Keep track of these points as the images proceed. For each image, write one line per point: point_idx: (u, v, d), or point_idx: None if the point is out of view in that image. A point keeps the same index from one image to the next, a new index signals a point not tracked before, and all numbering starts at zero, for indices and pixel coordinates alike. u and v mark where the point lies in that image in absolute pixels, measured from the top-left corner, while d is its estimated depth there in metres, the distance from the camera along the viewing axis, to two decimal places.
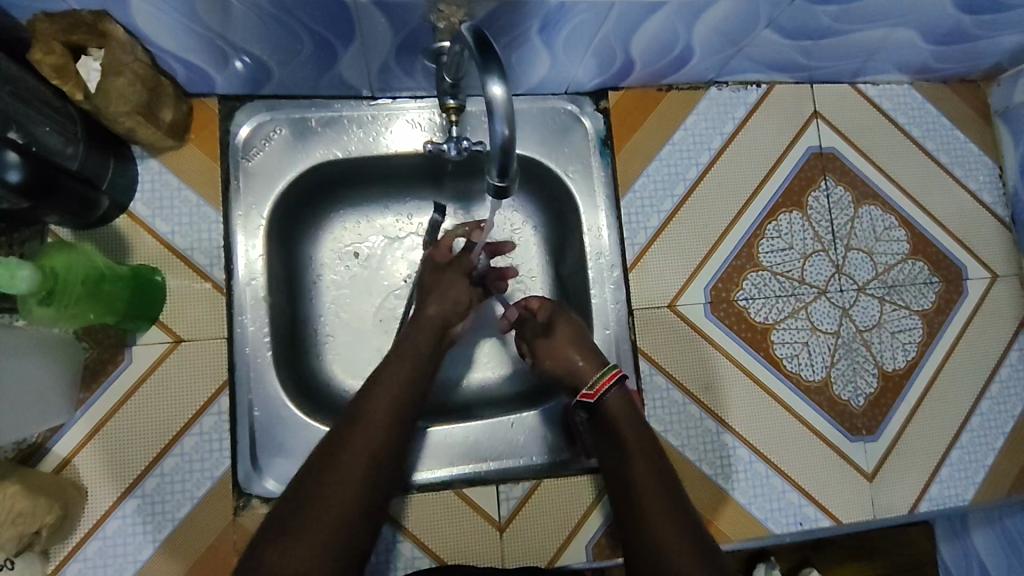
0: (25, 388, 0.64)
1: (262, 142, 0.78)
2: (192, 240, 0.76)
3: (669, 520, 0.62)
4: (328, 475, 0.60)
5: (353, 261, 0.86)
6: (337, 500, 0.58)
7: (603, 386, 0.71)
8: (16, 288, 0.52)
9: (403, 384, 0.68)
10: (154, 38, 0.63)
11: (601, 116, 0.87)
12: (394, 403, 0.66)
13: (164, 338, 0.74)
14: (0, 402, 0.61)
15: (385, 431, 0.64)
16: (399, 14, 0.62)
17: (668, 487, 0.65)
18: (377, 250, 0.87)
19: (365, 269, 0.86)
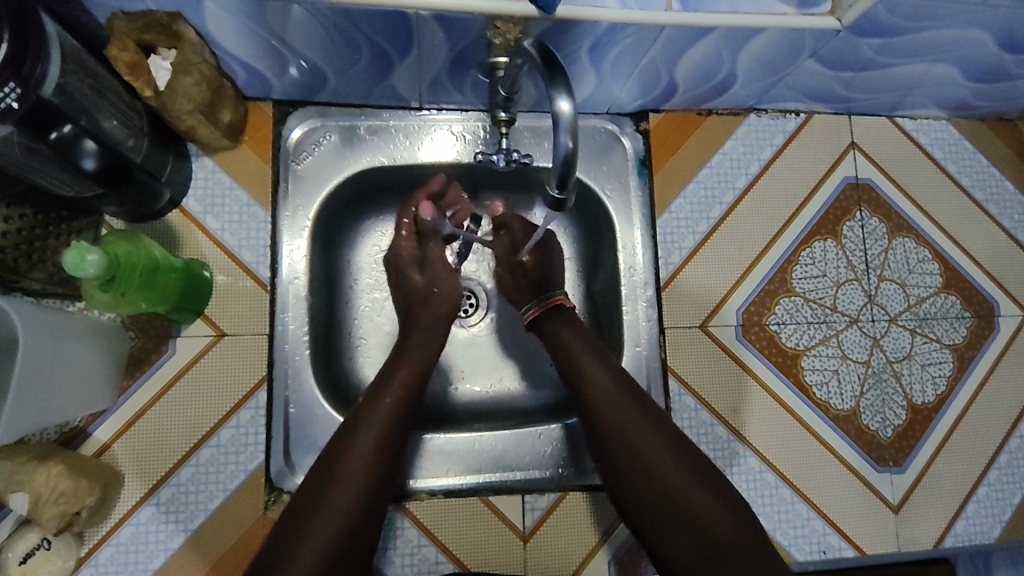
0: (74, 372, 0.66)
1: (312, 146, 0.81)
2: (240, 238, 0.79)
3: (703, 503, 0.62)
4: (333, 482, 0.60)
5: None
6: (344, 497, 0.60)
7: (532, 311, 0.77)
8: (84, 271, 0.55)
9: (402, 377, 0.69)
10: (221, 41, 0.66)
11: (641, 137, 0.88)
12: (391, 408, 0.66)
13: (207, 332, 0.76)
14: (53, 384, 0.63)
15: (387, 425, 0.65)
16: (458, 28, 0.65)
17: (688, 462, 0.65)
18: None
19: None
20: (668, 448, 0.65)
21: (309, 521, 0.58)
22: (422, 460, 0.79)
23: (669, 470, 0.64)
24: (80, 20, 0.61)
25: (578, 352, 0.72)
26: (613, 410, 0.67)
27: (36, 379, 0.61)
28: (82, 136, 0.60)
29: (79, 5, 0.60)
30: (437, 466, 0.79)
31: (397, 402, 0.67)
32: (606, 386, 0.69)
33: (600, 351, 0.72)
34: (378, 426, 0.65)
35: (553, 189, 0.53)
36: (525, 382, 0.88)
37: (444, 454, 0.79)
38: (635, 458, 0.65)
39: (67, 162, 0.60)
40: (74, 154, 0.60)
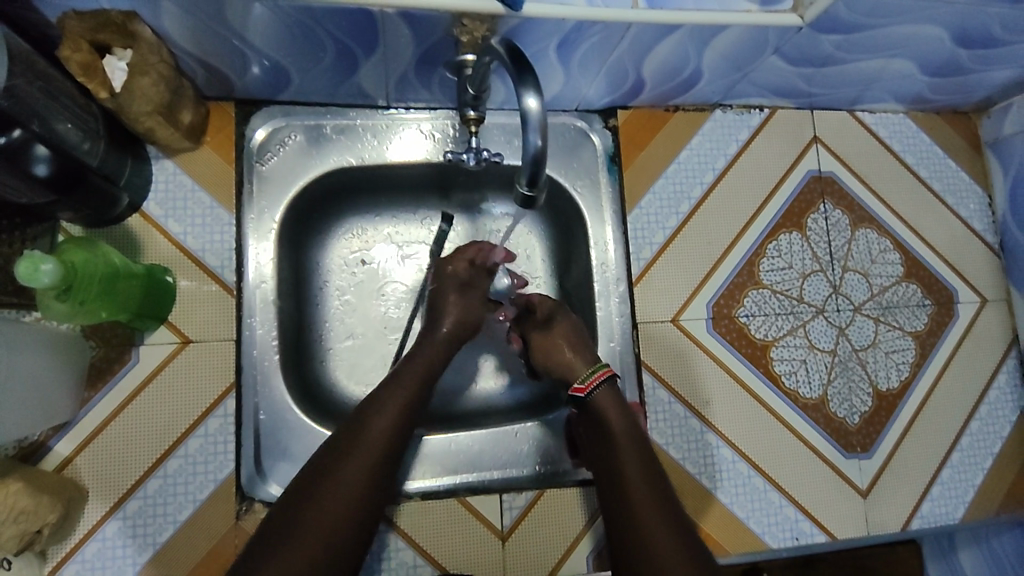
0: (32, 386, 0.64)
1: (277, 147, 0.79)
2: (204, 242, 0.77)
3: (662, 526, 0.62)
4: (323, 493, 0.59)
5: (360, 268, 0.87)
6: (329, 512, 0.58)
7: (593, 382, 0.73)
8: (38, 282, 0.53)
9: (410, 389, 0.68)
10: (179, 40, 0.64)
11: (610, 134, 0.89)
12: (395, 420, 0.65)
13: (172, 338, 0.74)
14: (9, 399, 0.61)
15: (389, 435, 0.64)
16: (424, 26, 0.64)
17: (666, 502, 0.64)
18: (383, 258, 0.88)
19: (371, 276, 0.87)
20: (649, 473, 0.66)
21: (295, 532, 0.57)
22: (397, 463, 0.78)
23: (643, 492, 0.65)
24: (28, 19, 0.59)
25: (604, 404, 0.72)
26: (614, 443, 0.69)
27: None
28: (33, 141, 0.58)
29: (27, 4, 0.57)
30: (412, 468, 0.78)
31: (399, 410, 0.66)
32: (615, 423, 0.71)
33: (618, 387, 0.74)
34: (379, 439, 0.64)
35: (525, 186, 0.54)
36: (501, 381, 0.88)
37: (421, 456, 0.79)
38: (618, 483, 0.66)
39: (16, 169, 0.58)
40: (25, 160, 0.58)
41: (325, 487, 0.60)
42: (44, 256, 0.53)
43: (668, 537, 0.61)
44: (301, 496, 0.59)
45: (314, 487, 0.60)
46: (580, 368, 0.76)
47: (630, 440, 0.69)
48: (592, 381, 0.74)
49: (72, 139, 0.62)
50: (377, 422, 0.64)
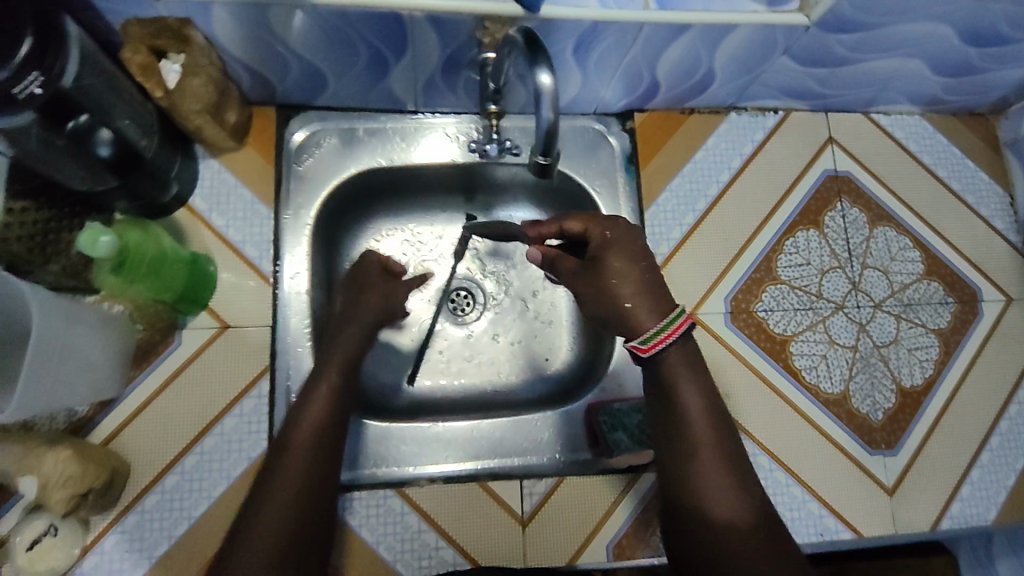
0: (83, 361, 0.69)
1: (313, 149, 0.85)
2: (244, 234, 0.82)
3: (735, 535, 0.54)
4: (263, 511, 0.55)
5: None
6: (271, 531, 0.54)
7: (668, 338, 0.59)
8: (96, 252, 0.58)
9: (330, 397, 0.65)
10: (227, 45, 0.70)
11: (627, 136, 0.92)
12: (319, 428, 0.62)
13: (212, 323, 0.79)
14: (63, 370, 0.66)
15: (316, 445, 0.61)
16: (449, 29, 0.69)
17: (753, 509, 0.56)
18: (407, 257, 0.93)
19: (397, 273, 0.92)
20: (720, 456, 0.58)
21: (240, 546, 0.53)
22: (421, 447, 0.80)
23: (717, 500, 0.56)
24: (97, 26, 0.66)
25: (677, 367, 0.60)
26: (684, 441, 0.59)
27: (47, 364, 0.63)
28: (97, 126, 0.64)
29: (95, 12, 0.64)
30: (436, 453, 0.80)
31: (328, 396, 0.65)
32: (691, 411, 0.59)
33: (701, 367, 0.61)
34: (316, 428, 0.62)
35: (538, 156, 0.57)
36: (523, 372, 0.91)
37: (444, 441, 0.81)
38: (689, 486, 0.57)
39: (82, 151, 0.64)
40: (90, 143, 0.64)
41: (262, 506, 0.55)
42: (99, 226, 0.58)
43: (734, 542, 0.54)
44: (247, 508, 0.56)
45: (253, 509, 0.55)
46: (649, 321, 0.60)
47: (692, 403, 0.59)
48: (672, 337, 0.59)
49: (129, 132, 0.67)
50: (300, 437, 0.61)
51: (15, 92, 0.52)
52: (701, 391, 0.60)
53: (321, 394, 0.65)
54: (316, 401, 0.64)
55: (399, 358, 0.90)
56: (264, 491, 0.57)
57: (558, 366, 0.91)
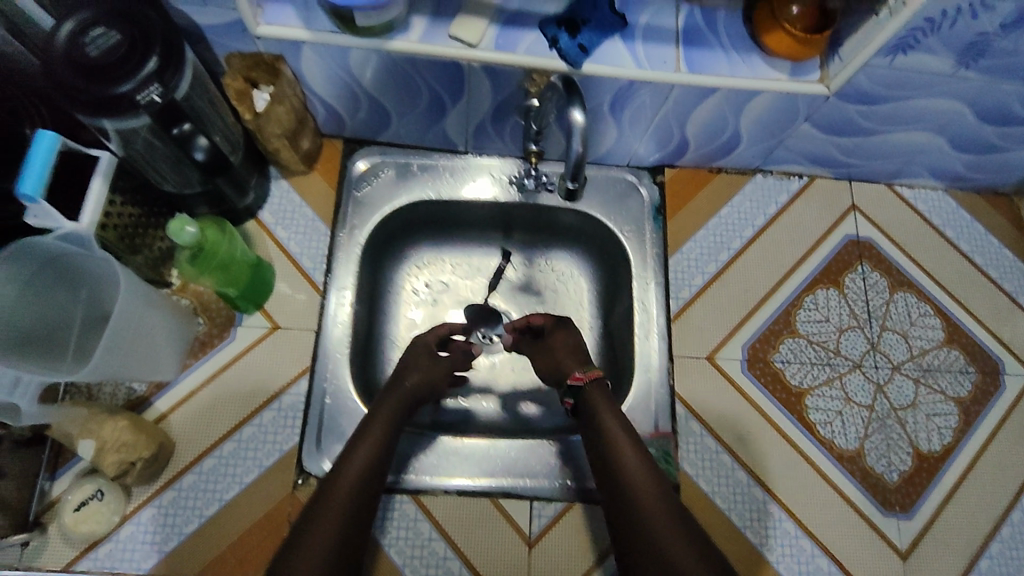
0: (147, 342, 0.77)
1: (371, 178, 0.95)
2: (302, 247, 0.91)
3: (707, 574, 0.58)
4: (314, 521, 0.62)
5: (424, 291, 0.99)
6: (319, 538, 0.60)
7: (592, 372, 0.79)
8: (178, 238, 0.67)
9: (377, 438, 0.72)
10: (310, 81, 0.82)
11: (657, 188, 0.99)
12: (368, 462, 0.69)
13: (264, 323, 0.87)
14: (130, 346, 0.74)
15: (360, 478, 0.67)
16: (501, 78, 0.80)
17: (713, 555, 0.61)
18: (443, 285, 1.00)
19: (432, 298, 0.99)
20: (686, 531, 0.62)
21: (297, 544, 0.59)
22: (438, 459, 0.84)
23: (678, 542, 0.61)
24: (206, 58, 0.78)
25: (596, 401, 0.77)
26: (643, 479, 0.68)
27: (118, 337, 0.71)
28: (197, 134, 0.72)
29: (207, 46, 0.76)
30: (452, 467, 0.84)
31: (357, 478, 0.67)
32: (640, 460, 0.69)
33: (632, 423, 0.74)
34: (362, 463, 0.69)
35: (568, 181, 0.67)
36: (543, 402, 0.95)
37: (461, 455, 0.84)
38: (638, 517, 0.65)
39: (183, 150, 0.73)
40: (189, 146, 0.72)
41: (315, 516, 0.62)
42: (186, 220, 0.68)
43: None
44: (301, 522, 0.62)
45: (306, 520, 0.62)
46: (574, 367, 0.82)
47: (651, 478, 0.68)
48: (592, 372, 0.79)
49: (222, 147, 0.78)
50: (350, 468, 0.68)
51: (137, 98, 0.63)
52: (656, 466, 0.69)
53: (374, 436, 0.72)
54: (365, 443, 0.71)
55: None
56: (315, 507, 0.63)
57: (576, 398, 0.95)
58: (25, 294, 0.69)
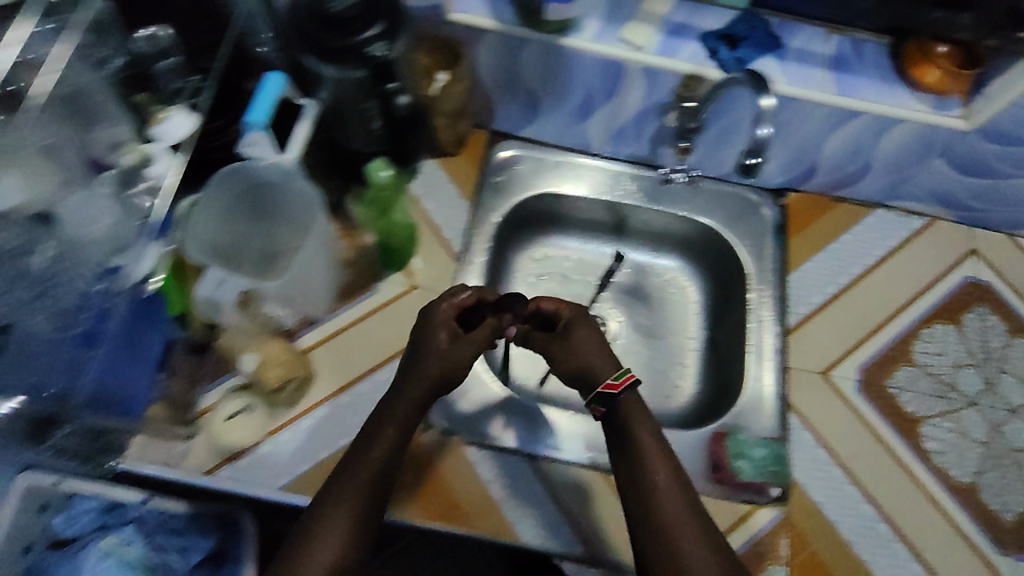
0: (310, 281, 0.83)
1: (515, 166, 1.04)
2: (445, 219, 0.98)
3: None
4: (319, 527, 0.62)
5: (540, 276, 1.10)
6: (334, 544, 0.62)
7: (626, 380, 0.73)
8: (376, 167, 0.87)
9: (396, 428, 0.70)
10: (481, 69, 0.91)
11: (779, 210, 1.04)
12: (382, 456, 0.67)
13: (404, 283, 0.93)
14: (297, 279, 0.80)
15: (372, 474, 0.66)
16: (656, 83, 0.86)
17: None
18: (558, 274, 1.10)
19: (547, 283, 1.09)
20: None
21: (305, 555, 0.61)
22: (550, 425, 0.89)
23: None
24: None
25: (634, 414, 0.71)
26: (668, 509, 0.64)
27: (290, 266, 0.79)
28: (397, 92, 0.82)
29: None
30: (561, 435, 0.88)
31: (370, 475, 0.66)
32: (667, 489, 0.65)
33: (664, 438, 0.70)
34: (378, 456, 0.67)
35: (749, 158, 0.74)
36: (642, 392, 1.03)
37: (571, 426, 0.89)
38: (664, 549, 0.62)
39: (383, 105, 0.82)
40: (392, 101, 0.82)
41: (322, 518, 0.63)
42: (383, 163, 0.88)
43: None
44: (309, 520, 0.63)
45: (309, 522, 0.63)
46: (605, 370, 0.75)
47: (681, 515, 0.64)
48: (628, 378, 0.72)
49: (400, 121, 0.89)
50: (362, 465, 0.66)
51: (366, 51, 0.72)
52: (688, 496, 0.65)
53: (390, 433, 0.69)
54: (382, 440, 0.68)
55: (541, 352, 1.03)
56: (322, 509, 0.64)
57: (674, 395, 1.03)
58: (231, 212, 0.81)
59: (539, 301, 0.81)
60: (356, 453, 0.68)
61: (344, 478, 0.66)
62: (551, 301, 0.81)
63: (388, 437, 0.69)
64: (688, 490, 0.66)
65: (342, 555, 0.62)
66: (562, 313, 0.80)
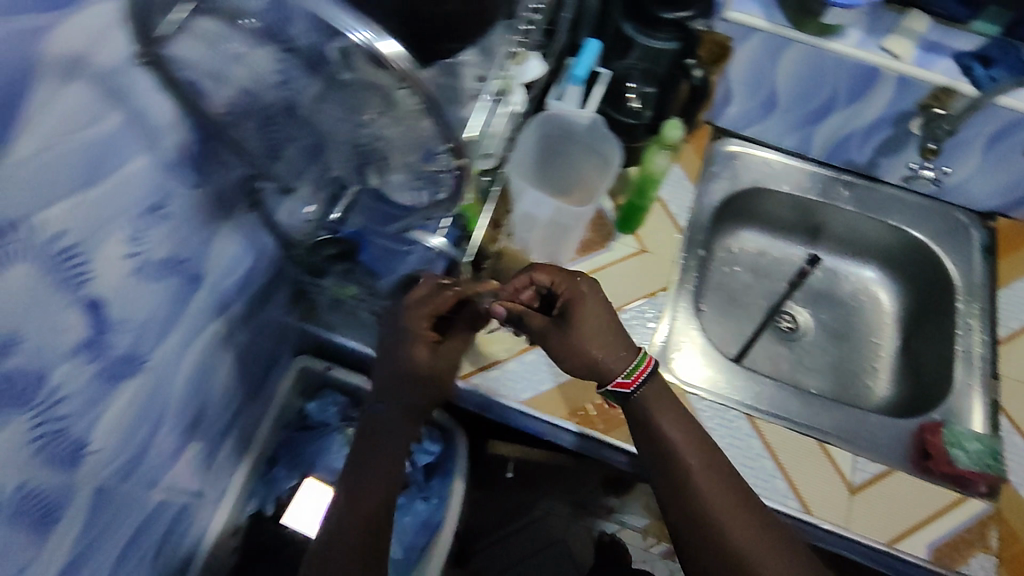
0: (566, 238, 0.92)
1: (734, 161, 1.13)
2: (673, 195, 1.07)
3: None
4: (357, 492, 0.68)
5: (734, 265, 1.17)
6: (359, 515, 0.66)
7: (644, 369, 0.72)
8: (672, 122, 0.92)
9: (404, 412, 0.72)
10: (733, 66, 1.02)
11: (988, 232, 1.08)
12: (399, 411, 0.71)
13: (634, 245, 1.01)
14: (563, 232, 0.90)
15: (392, 449, 0.71)
16: (907, 92, 0.96)
17: (781, 545, 0.65)
18: (749, 265, 1.17)
19: (738, 273, 1.17)
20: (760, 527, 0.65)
21: (339, 531, 0.65)
22: (764, 391, 0.96)
23: (741, 539, 0.65)
24: None
25: (654, 403, 0.72)
26: (699, 475, 0.68)
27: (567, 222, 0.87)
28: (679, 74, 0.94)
29: None
30: (773, 402, 0.95)
31: (395, 417, 0.71)
32: (687, 453, 0.70)
33: (681, 404, 0.74)
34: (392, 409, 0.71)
35: None
36: (829, 381, 1.09)
37: (784, 395, 0.96)
38: (699, 515, 0.67)
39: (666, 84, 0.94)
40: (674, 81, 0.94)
41: (352, 501, 0.67)
42: (679, 123, 0.93)
43: None
44: (349, 477, 0.69)
45: (352, 482, 0.69)
46: (620, 367, 0.72)
47: (715, 479, 0.68)
48: (639, 378, 0.71)
49: (674, 103, 0.98)
50: (377, 449, 0.70)
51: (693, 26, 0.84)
52: (709, 454, 0.70)
53: (382, 407, 0.72)
54: (390, 400, 0.72)
55: (739, 333, 1.12)
56: (359, 484, 0.68)
57: (864, 393, 1.08)
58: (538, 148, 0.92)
59: (538, 272, 0.74)
60: (370, 425, 0.72)
61: (375, 429, 0.71)
62: (548, 272, 0.75)
63: (382, 416, 0.71)
64: (710, 449, 0.70)
65: (382, 503, 0.68)
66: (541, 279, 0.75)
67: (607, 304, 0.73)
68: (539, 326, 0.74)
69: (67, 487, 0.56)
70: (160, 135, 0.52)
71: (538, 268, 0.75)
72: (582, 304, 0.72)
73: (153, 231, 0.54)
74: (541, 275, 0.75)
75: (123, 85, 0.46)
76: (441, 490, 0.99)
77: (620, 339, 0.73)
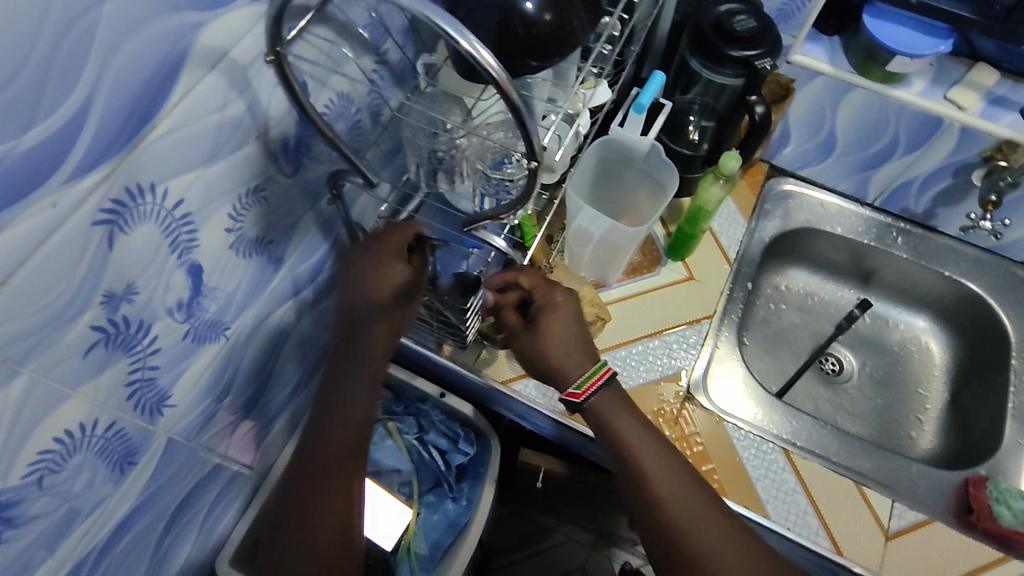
0: (615, 266, 0.97)
1: (787, 200, 1.14)
2: (725, 227, 1.09)
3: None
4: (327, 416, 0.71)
5: (780, 303, 1.18)
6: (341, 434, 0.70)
7: (594, 386, 0.71)
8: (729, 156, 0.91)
9: (389, 332, 0.69)
10: (794, 105, 1.05)
11: None
12: (382, 339, 0.69)
13: (683, 271, 1.03)
14: (613, 258, 0.95)
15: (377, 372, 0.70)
16: (968, 142, 0.96)
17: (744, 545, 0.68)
18: (796, 304, 1.18)
19: (784, 312, 1.17)
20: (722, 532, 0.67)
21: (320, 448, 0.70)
22: (801, 429, 0.96)
23: (706, 541, 0.67)
24: None
25: (607, 408, 0.72)
26: (659, 480, 0.69)
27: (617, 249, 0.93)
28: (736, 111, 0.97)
29: None
30: (810, 439, 0.95)
31: (383, 345, 0.70)
32: (646, 461, 0.70)
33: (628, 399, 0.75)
34: (376, 335, 0.69)
35: None
36: (873, 430, 1.07)
37: (821, 434, 0.95)
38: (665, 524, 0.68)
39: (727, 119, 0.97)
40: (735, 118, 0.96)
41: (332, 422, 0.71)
42: (738, 156, 0.91)
43: None
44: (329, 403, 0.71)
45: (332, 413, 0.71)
46: (575, 375, 0.70)
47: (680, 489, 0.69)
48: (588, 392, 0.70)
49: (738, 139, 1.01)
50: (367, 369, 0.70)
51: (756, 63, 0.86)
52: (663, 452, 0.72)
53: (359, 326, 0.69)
54: (374, 324, 0.69)
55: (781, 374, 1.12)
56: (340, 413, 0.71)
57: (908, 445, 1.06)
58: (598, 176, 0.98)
59: (517, 276, 0.73)
60: (353, 346, 0.70)
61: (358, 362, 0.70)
62: (529, 275, 0.73)
63: (366, 334, 0.69)
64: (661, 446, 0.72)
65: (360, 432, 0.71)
66: (522, 285, 0.73)
67: (580, 315, 0.73)
68: (511, 322, 0.75)
69: (147, 434, 0.61)
70: (269, 121, 0.59)
71: (518, 269, 0.73)
72: (551, 308, 0.72)
73: (251, 210, 0.61)
74: (520, 277, 0.73)
75: (250, 77, 0.54)
76: (471, 493, 0.98)
77: (584, 349, 0.71)
